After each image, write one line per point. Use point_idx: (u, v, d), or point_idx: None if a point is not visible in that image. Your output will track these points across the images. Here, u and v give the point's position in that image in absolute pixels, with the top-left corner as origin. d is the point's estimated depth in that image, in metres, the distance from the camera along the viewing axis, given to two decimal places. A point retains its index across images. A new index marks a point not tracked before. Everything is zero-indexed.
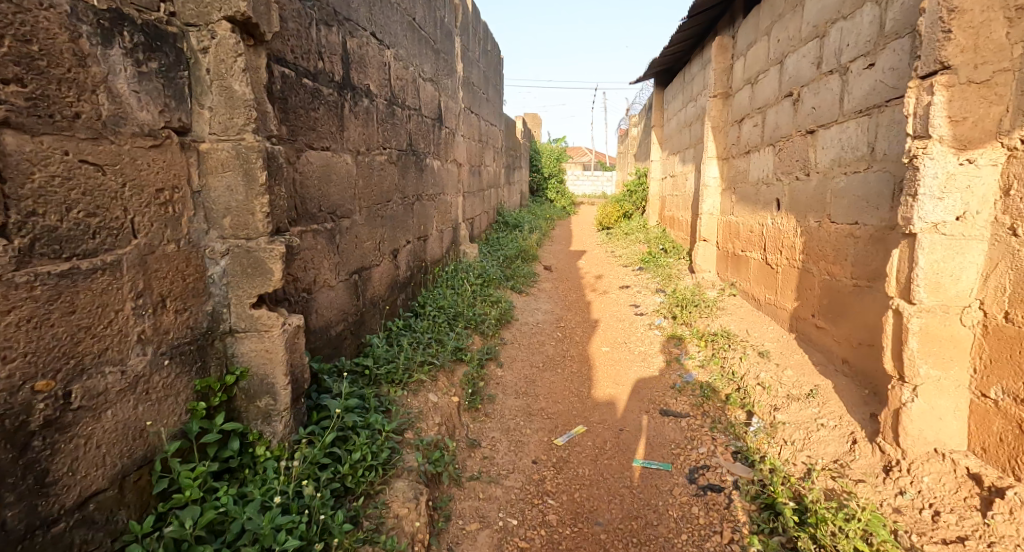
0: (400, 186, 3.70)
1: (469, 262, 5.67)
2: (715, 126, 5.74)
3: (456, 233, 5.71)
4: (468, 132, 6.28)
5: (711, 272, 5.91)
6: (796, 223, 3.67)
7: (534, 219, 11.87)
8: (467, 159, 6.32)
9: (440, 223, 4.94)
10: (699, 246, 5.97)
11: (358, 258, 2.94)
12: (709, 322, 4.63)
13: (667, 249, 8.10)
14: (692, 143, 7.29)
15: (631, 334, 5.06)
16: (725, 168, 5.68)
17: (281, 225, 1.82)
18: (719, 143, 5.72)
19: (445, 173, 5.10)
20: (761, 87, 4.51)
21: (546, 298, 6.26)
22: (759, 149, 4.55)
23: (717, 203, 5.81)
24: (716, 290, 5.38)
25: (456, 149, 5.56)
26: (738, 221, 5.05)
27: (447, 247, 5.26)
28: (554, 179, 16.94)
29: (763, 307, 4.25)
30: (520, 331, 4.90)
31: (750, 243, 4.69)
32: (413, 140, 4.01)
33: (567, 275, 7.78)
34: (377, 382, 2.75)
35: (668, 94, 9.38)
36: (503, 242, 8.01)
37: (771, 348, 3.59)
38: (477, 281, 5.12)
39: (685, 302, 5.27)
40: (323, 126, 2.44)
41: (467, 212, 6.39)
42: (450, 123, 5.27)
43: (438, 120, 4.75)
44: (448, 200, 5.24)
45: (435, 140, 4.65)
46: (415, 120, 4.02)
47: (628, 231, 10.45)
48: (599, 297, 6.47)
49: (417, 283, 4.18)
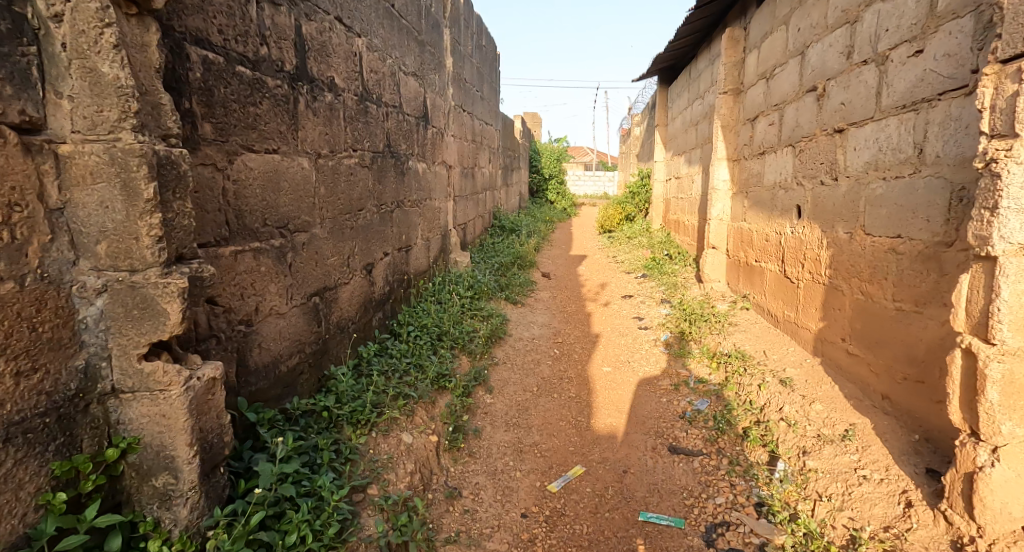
0: (375, 192, 3.31)
1: (459, 272, 5.27)
2: (725, 125, 5.35)
3: (446, 241, 5.31)
4: (459, 132, 5.89)
5: (720, 282, 5.51)
6: (820, 234, 3.27)
7: (533, 222, 11.46)
8: (459, 161, 5.93)
9: (426, 231, 4.55)
10: (707, 254, 5.57)
11: (320, 277, 2.54)
12: (720, 340, 4.22)
13: (672, 255, 7.69)
14: (699, 143, 6.90)
15: (635, 352, 4.65)
16: (735, 170, 5.28)
17: (186, 249, 1.48)
18: (729, 144, 5.33)
19: (432, 177, 4.71)
20: (778, 81, 4.11)
21: (544, 309, 5.85)
22: (776, 150, 4.14)
23: (727, 209, 5.42)
24: (727, 303, 4.96)
25: (445, 150, 5.17)
26: (751, 229, 4.65)
27: (435, 257, 4.87)
28: (554, 180, 16.53)
29: (782, 324, 3.85)
30: (513, 348, 4.50)
31: (766, 253, 4.29)
32: (393, 141, 3.63)
33: (566, 283, 7.37)
34: (337, 425, 2.34)
35: (673, 92, 8.98)
36: (499, 248, 7.61)
37: (794, 375, 3.17)
38: (467, 294, 4.72)
39: (694, 316, 4.85)
40: (266, 124, 2.05)
41: (459, 217, 6.00)
42: (439, 122, 4.89)
43: (423, 119, 4.37)
44: (436, 205, 4.85)
45: (420, 141, 4.27)
46: (395, 119, 3.64)
47: (630, 236, 10.04)
48: (600, 308, 6.06)
49: (397, 299, 3.78)
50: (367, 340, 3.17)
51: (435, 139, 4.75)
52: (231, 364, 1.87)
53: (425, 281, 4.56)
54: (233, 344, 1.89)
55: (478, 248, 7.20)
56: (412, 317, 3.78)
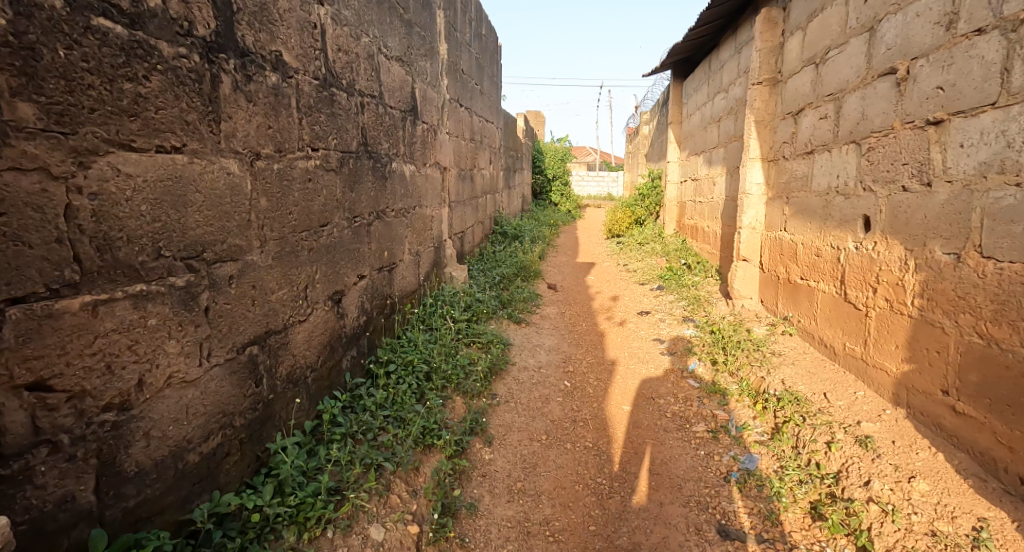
0: (346, 202, 2.66)
1: (455, 289, 4.64)
2: (759, 120, 4.75)
3: (439, 254, 4.66)
4: (455, 130, 5.25)
5: (752, 300, 4.92)
6: (902, 253, 2.68)
7: (538, 227, 10.80)
8: (455, 163, 5.29)
9: (415, 245, 3.91)
10: (737, 267, 4.99)
11: (262, 317, 1.91)
12: (764, 376, 3.57)
13: (691, 264, 7.07)
14: (723, 141, 6.32)
15: (660, 386, 4.00)
16: (772, 173, 4.68)
17: None
18: (764, 142, 4.75)
19: (422, 182, 4.06)
20: (832, 67, 3.50)
21: (551, 330, 5.20)
22: (831, 149, 3.52)
23: (760, 216, 4.84)
24: (765, 327, 4.33)
25: (439, 149, 4.52)
26: (796, 243, 4.08)
27: (426, 274, 4.22)
28: (558, 181, 15.89)
29: (843, 359, 3.25)
30: (517, 381, 3.87)
31: (816, 271, 3.69)
32: (371, 139, 2.98)
33: (575, 296, 6.72)
34: (274, 531, 1.70)
35: (689, 87, 8.38)
36: (501, 258, 6.96)
37: (872, 432, 2.55)
38: (464, 317, 4.08)
39: (727, 343, 4.21)
40: (156, 110, 1.42)
41: (454, 226, 5.35)
42: (430, 117, 4.24)
43: (410, 113, 3.72)
44: (427, 214, 4.21)
45: (406, 139, 3.63)
46: (373, 111, 2.99)
47: (641, 241, 9.39)
48: (616, 329, 5.40)
49: (379, 331, 3.15)
50: (337, 388, 2.54)
51: (425, 138, 4.10)
52: (84, 478, 1.30)
53: (415, 304, 3.92)
54: (91, 443, 1.30)
55: (478, 258, 6.54)
56: (399, 352, 3.15)
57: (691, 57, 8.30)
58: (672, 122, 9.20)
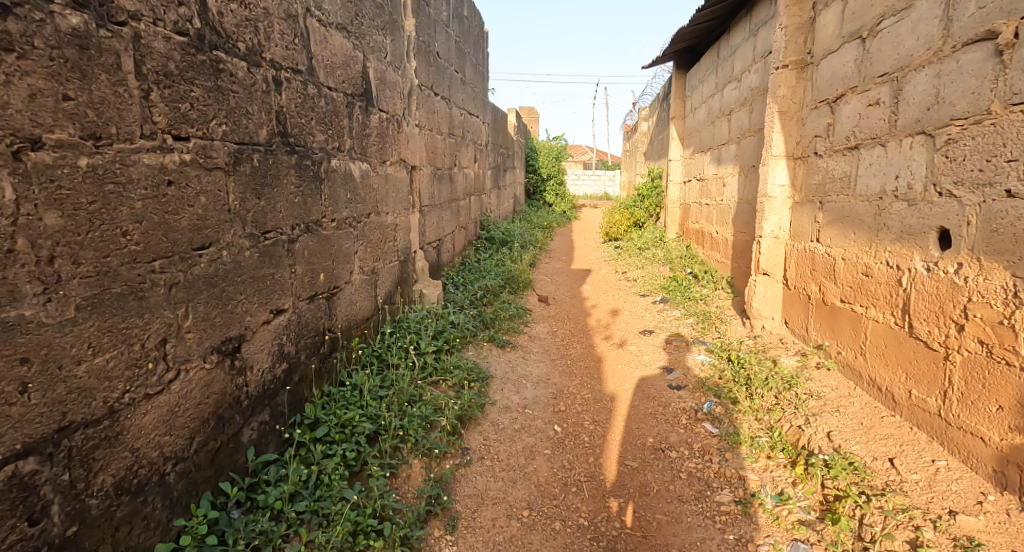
0: (248, 214, 1.96)
1: (426, 312, 3.95)
2: (784, 111, 4.11)
3: (406, 270, 3.96)
4: (428, 123, 4.54)
5: (775, 320, 4.31)
6: (1007, 280, 2.07)
7: (531, 230, 10.11)
8: (428, 161, 4.58)
9: (370, 263, 3.22)
10: (758, 282, 4.39)
11: (59, 401, 1.36)
12: (801, 427, 2.89)
13: (700, 275, 6.43)
14: (737, 135, 5.69)
15: (669, 431, 3.33)
16: (799, 172, 4.04)
17: None
18: (790, 136, 4.11)
19: (380, 184, 3.35)
20: (887, 39, 2.88)
21: (539, 358, 4.52)
22: (886, 144, 2.88)
23: (785, 222, 4.21)
24: (795, 358, 3.68)
25: (404, 145, 3.80)
26: (834, 257, 3.43)
27: (387, 296, 3.53)
28: (553, 181, 15.21)
29: (904, 408, 2.62)
30: (497, 429, 3.20)
31: (863, 294, 3.06)
32: (294, 129, 2.25)
33: (568, 312, 6.03)
34: None
35: (694, 77, 7.77)
36: (486, 268, 6.26)
37: (974, 531, 1.96)
38: (432, 348, 3.39)
39: (749, 380, 3.53)
40: None
41: (427, 236, 4.64)
42: (392, 105, 3.54)
43: (361, 99, 3.01)
44: (388, 222, 3.51)
45: (353, 131, 2.92)
46: (297, 91, 2.26)
47: (641, 246, 8.70)
48: (615, 355, 4.72)
49: (313, 378, 2.45)
50: (230, 475, 1.87)
51: (383, 130, 3.38)
52: None
53: (371, 335, 3.21)
54: None
55: (459, 269, 5.84)
56: (339, 405, 2.45)
57: (696, 45, 7.61)
58: (675, 117, 8.56)
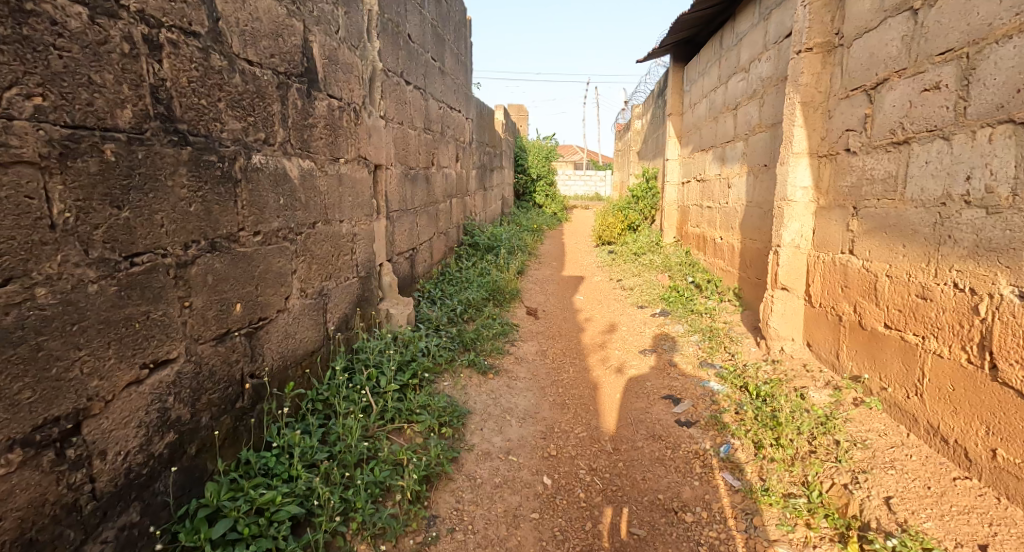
0: (88, 233, 1.43)
1: (392, 337, 3.37)
2: (807, 101, 3.57)
3: (368, 289, 3.38)
4: (396, 116, 3.96)
5: (796, 343, 3.78)
6: None
7: (519, 234, 9.53)
8: (397, 160, 4.00)
9: (316, 284, 2.63)
10: (776, 298, 3.85)
11: None
12: (850, 490, 2.36)
13: (702, 285, 5.91)
14: (745, 132, 5.18)
15: (678, 484, 2.78)
16: (825, 171, 3.51)
17: None
18: (813, 131, 3.58)
19: (329, 186, 2.77)
20: (951, 7, 2.38)
21: (525, 388, 3.96)
22: (952, 137, 2.37)
23: (807, 230, 3.68)
24: (826, 392, 3.11)
25: (363, 140, 3.23)
26: (875, 273, 2.90)
27: (341, 322, 2.94)
28: (543, 181, 14.65)
29: (983, 470, 2.15)
30: (472, 487, 2.63)
31: (917, 321, 2.54)
32: (187, 114, 1.69)
33: (558, 328, 5.47)
34: None
35: (692, 71, 7.26)
36: (468, 278, 5.68)
37: None
38: (395, 386, 2.81)
39: (773, 419, 2.97)
40: None
41: (397, 246, 4.06)
42: (346, 92, 2.96)
43: (303, 80, 2.44)
44: (341, 232, 2.92)
45: (291, 119, 2.34)
46: (191, 61, 1.70)
47: (637, 251, 8.16)
48: (612, 382, 4.16)
49: (219, 444, 1.86)
50: None
51: (334, 120, 2.81)
52: None
53: (316, 373, 2.61)
54: None
55: (438, 281, 5.26)
56: (254, 484, 1.86)
57: (695, 35, 7.10)
58: (672, 113, 8.04)
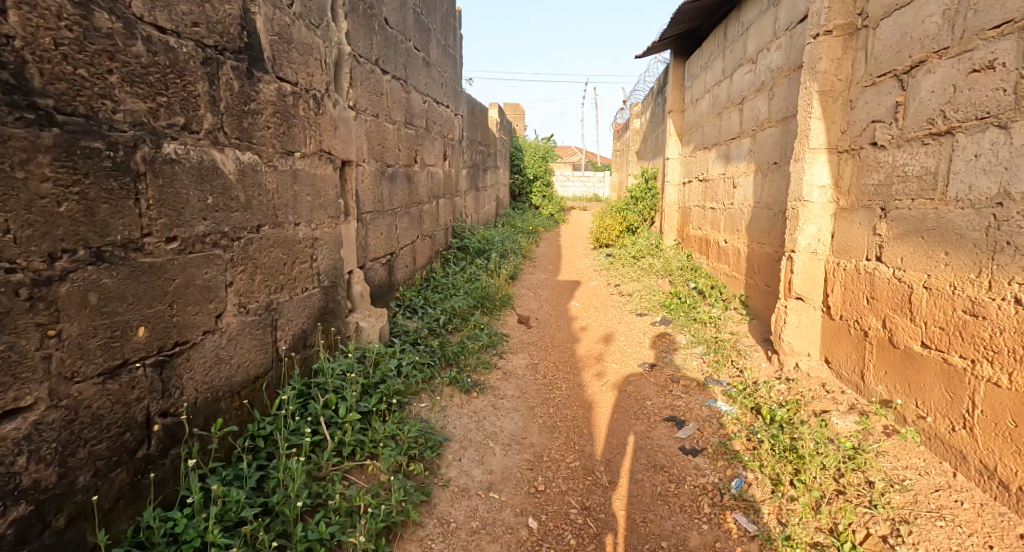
0: None
1: (361, 354, 2.99)
2: (825, 90, 3.20)
3: (332, 300, 3.01)
4: (369, 107, 3.59)
5: (812, 359, 3.41)
6: None
7: (514, 236, 9.15)
8: (370, 156, 3.63)
9: (261, 298, 2.26)
10: (790, 309, 3.48)
11: None
12: (892, 545, 2.02)
13: (706, 292, 5.55)
14: (752, 127, 4.82)
15: (684, 527, 2.41)
16: (846, 168, 3.15)
17: None
18: (832, 123, 3.21)
19: (279, 183, 2.40)
20: None
21: (512, 408, 3.59)
22: (1012, 126, 2.03)
23: (825, 233, 3.32)
24: (851, 419, 2.73)
25: (326, 132, 2.86)
26: (909, 283, 2.53)
27: (295, 342, 2.55)
28: (540, 182, 14.28)
29: None
30: (445, 536, 2.25)
31: (964, 342, 2.20)
32: (52, 87, 1.37)
33: (552, 338, 5.10)
34: None
35: (694, 65, 6.91)
36: (455, 285, 5.30)
37: None
38: (356, 416, 2.44)
39: (792, 451, 2.60)
40: None
41: (371, 251, 3.69)
42: (303, 76, 2.59)
43: (242, 57, 2.06)
44: (296, 237, 2.55)
45: (225, 103, 1.97)
46: (57, 18, 1.37)
47: (636, 254, 7.78)
48: (608, 401, 3.79)
49: (100, 509, 1.51)
50: None
51: (286, 108, 2.43)
52: None
53: (259, 403, 2.22)
54: None
55: (421, 288, 4.88)
56: None
57: (697, 27, 6.74)
58: (673, 110, 7.67)
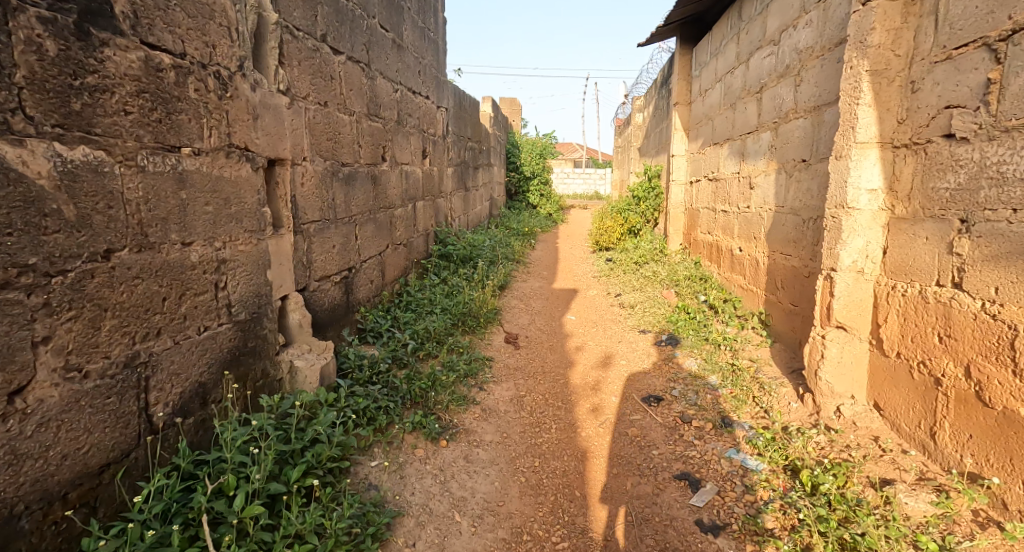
0: None
1: (289, 406, 2.35)
2: (879, 69, 2.52)
3: (251, 337, 2.36)
4: (312, 93, 2.95)
5: (858, 402, 2.76)
6: None
7: (507, 239, 8.49)
8: (314, 153, 2.99)
9: (114, 352, 1.63)
10: (828, 341, 2.80)
11: None
12: None
13: (719, 307, 4.89)
14: (774, 119, 4.16)
15: None
16: (905, 168, 2.49)
17: None
18: (887, 111, 2.55)
19: (150, 189, 1.76)
20: None
21: (489, 461, 2.96)
22: None
23: (874, 248, 2.66)
24: (926, 499, 2.09)
25: (239, 123, 2.23)
26: (1012, 324, 1.93)
27: (182, 403, 1.90)
28: (538, 180, 13.58)
29: None
30: None
31: None
32: None
33: (542, 360, 4.46)
34: None
35: (703, 51, 6.25)
36: (432, 300, 4.65)
37: None
38: (263, 509, 1.81)
39: (851, 547, 1.97)
40: None
41: (317, 268, 3.04)
42: (199, 48, 1.97)
43: (66, 7, 1.47)
44: (183, 263, 1.91)
45: (27, 70, 1.40)
46: None
47: (638, 260, 7.12)
48: (605, 449, 3.14)
49: None
50: None
51: (166, 88, 1.81)
52: None
53: (108, 501, 1.63)
54: None
55: (391, 306, 4.23)
56: None
57: (706, 9, 6.08)
58: (679, 102, 7.01)
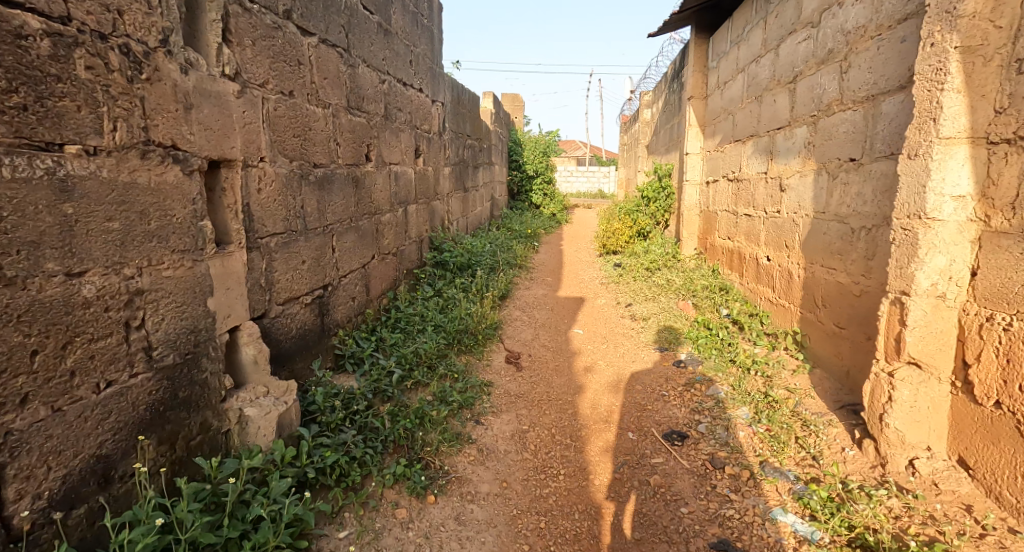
0: None
1: (227, 472, 1.85)
2: (972, 47, 2.02)
3: (183, 386, 1.87)
4: (272, 80, 2.47)
5: (941, 459, 2.27)
6: None
7: (508, 243, 7.98)
8: (275, 152, 2.50)
9: None
10: (898, 383, 2.29)
11: None
12: None
13: (744, 323, 4.38)
14: (811, 111, 3.66)
15: None
16: (1005, 170, 1.99)
17: None
18: (980, 99, 2.04)
19: (12, 204, 1.35)
20: None
21: (486, 521, 2.47)
22: None
23: (959, 267, 2.16)
24: None
25: (164, 114, 1.75)
26: None
27: (66, 492, 1.47)
28: (541, 179, 13.06)
29: None
30: None
31: None
32: None
33: (546, 384, 3.97)
34: None
35: (722, 40, 5.74)
36: (424, 316, 4.16)
37: None
38: None
39: None
40: None
41: (279, 290, 2.55)
42: (94, 11, 1.50)
43: None
44: (66, 299, 1.46)
45: None
46: None
47: (649, 265, 6.61)
48: (622, 503, 2.65)
49: None
50: None
51: (32, 63, 1.37)
52: None
53: None
54: None
55: (375, 326, 3.74)
56: None
57: None
58: (694, 96, 6.50)
